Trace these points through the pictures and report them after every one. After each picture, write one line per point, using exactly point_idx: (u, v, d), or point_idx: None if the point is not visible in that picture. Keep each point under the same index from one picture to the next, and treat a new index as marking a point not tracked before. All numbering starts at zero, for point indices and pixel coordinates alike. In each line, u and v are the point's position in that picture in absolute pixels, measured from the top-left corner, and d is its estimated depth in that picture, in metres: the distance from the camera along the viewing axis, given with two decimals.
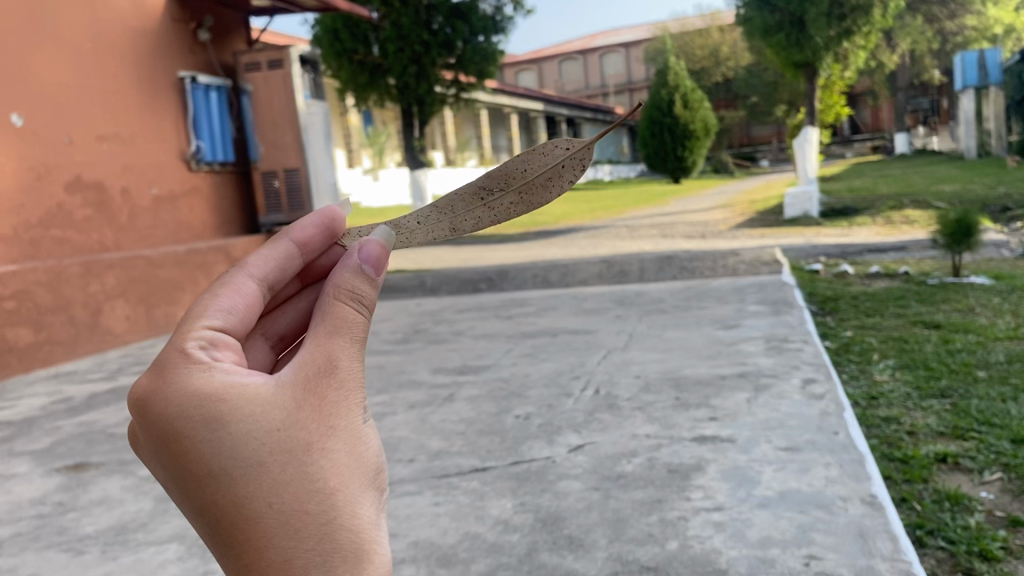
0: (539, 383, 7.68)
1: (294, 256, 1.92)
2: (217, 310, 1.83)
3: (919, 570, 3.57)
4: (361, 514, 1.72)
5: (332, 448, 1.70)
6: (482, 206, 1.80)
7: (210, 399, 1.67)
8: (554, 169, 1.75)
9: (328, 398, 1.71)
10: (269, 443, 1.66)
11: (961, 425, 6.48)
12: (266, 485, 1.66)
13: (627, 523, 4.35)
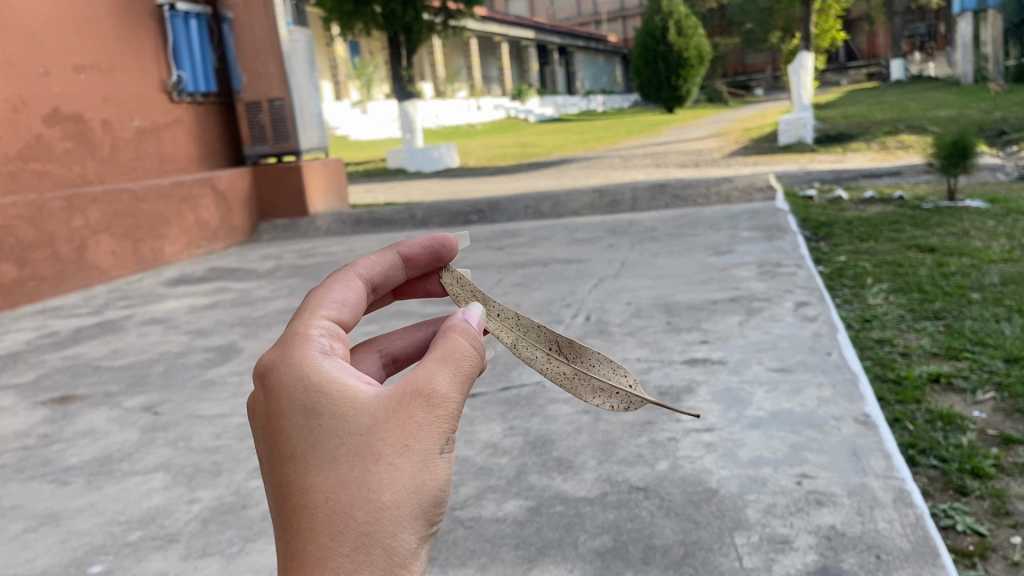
0: (529, 310, 7.59)
1: (401, 268, 1.91)
2: (332, 302, 1.73)
3: (911, 488, 3.51)
4: (408, 547, 1.40)
5: (400, 464, 1.43)
6: (542, 351, 1.91)
7: (312, 385, 1.53)
8: (610, 388, 1.87)
9: (418, 415, 1.47)
10: (350, 443, 1.45)
11: (954, 346, 6.44)
12: (328, 483, 1.42)
13: (616, 444, 4.29)
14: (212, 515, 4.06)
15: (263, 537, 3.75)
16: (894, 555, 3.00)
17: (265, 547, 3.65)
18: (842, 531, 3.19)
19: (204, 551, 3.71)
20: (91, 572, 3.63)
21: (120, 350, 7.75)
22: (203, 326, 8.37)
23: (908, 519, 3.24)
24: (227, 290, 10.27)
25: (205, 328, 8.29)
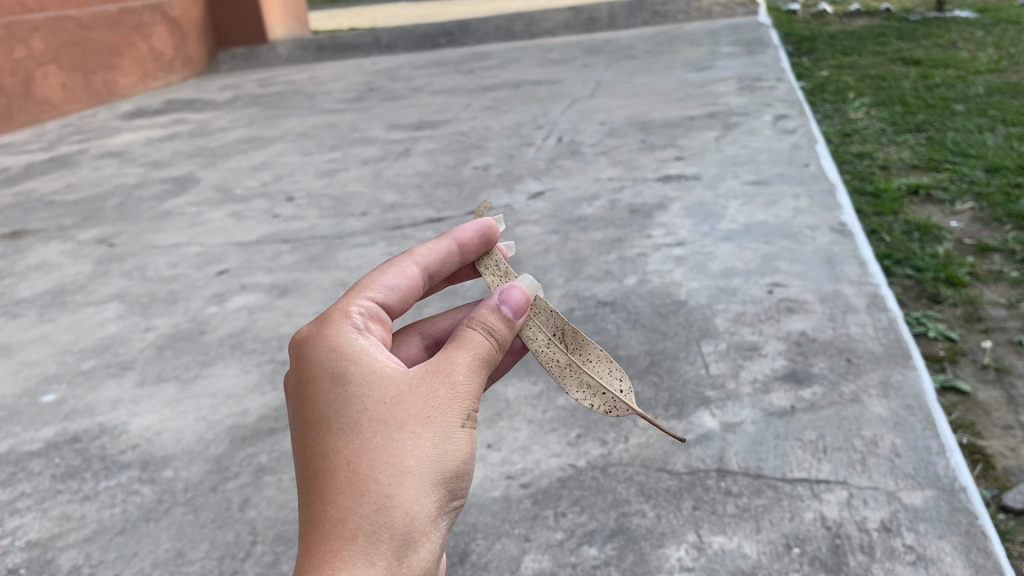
0: (498, 132, 7.25)
1: (454, 254, 2.15)
2: (385, 291, 2.00)
3: (885, 293, 3.40)
4: (421, 509, 1.61)
5: (420, 433, 1.64)
6: (549, 338, 2.01)
7: (344, 365, 1.75)
8: (596, 386, 2.00)
9: (438, 396, 1.69)
10: (377, 415, 1.66)
11: (935, 158, 6.24)
12: (355, 451, 1.61)
13: (584, 263, 4.13)
14: (168, 343, 3.92)
15: (220, 362, 3.63)
16: (865, 359, 2.91)
17: (222, 372, 3.54)
18: (812, 337, 3.10)
19: (159, 377, 3.59)
20: (44, 402, 3.52)
21: (73, 184, 7.42)
22: (160, 158, 8.01)
23: (881, 323, 3.14)
24: (185, 122, 9.81)
25: (162, 160, 7.93)
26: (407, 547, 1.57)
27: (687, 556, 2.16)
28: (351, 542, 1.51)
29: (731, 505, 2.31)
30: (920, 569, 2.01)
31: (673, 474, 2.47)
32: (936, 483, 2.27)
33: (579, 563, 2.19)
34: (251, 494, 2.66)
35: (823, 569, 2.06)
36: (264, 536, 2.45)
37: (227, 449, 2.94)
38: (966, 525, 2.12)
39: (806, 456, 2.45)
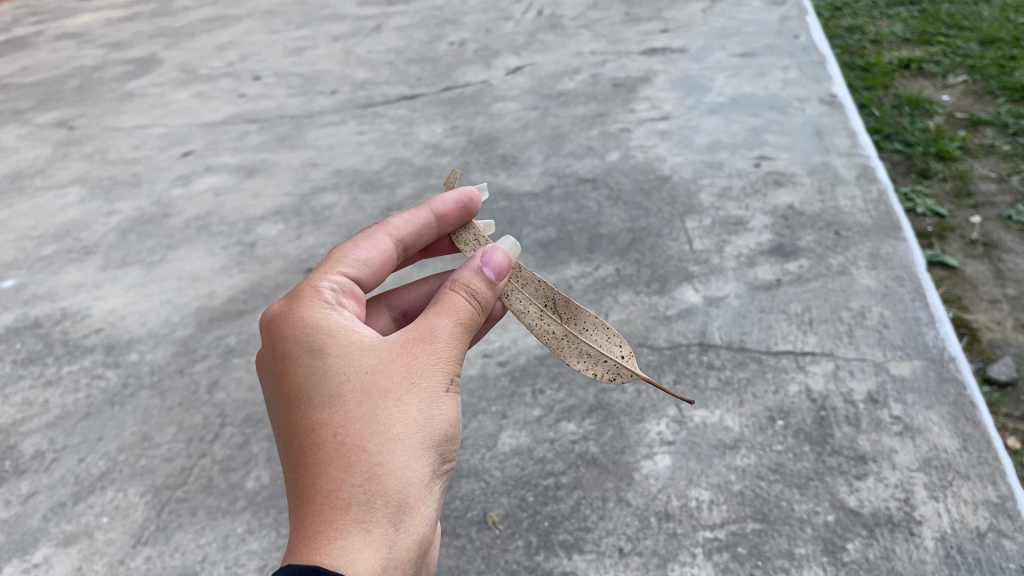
0: (476, 6, 6.89)
1: (432, 226, 1.86)
2: (355, 264, 1.73)
3: (875, 164, 3.28)
4: (416, 482, 1.34)
5: (407, 399, 1.38)
6: (539, 309, 1.68)
7: (317, 335, 1.49)
8: (597, 353, 1.63)
9: (425, 356, 1.43)
10: (359, 383, 1.40)
11: (929, 31, 5.99)
12: (339, 423, 1.35)
13: (565, 139, 3.95)
14: (131, 226, 3.76)
15: (186, 245, 3.49)
16: (854, 232, 2.80)
17: (189, 255, 3.40)
18: (800, 210, 2.99)
19: (123, 262, 3.45)
20: (4, 287, 3.39)
21: (29, 67, 7.08)
22: (120, 39, 7.61)
23: (870, 196, 3.02)
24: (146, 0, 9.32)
25: (123, 40, 7.55)
26: (407, 522, 1.31)
27: (668, 431, 2.10)
28: (345, 519, 1.26)
29: (713, 378, 2.24)
30: (907, 439, 1.96)
31: (654, 349, 2.39)
32: (925, 354, 2.21)
33: (557, 439, 2.13)
34: (219, 377, 2.57)
35: (807, 440, 2.00)
36: (233, 418, 2.36)
37: (194, 333, 2.84)
38: (954, 395, 2.06)
39: (791, 329, 2.37)
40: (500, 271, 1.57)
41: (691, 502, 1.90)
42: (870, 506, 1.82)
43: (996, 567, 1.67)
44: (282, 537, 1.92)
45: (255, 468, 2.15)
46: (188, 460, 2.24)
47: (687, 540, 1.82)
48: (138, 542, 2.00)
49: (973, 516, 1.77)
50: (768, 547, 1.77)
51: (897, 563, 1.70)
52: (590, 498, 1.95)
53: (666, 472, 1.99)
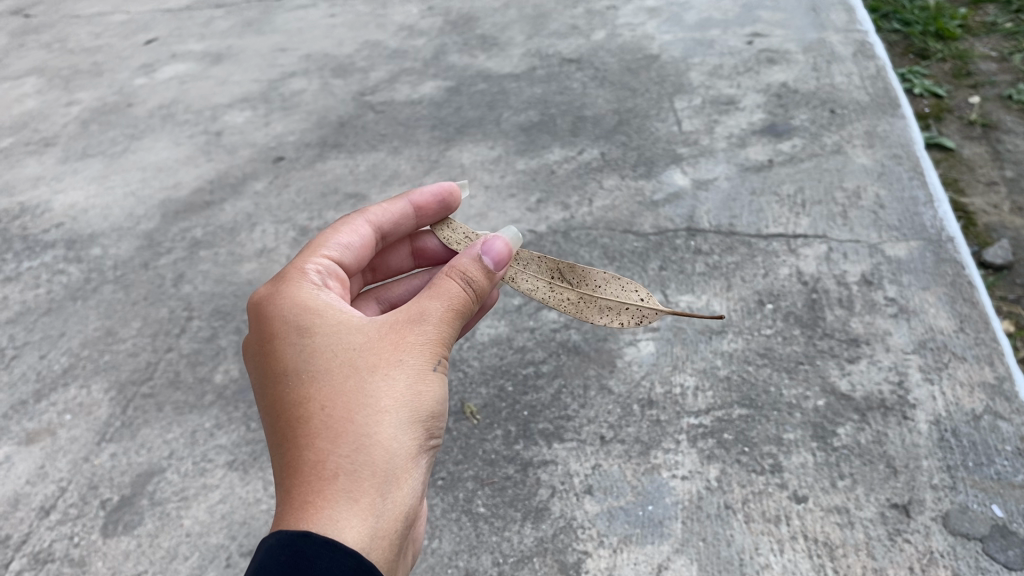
0: None
1: (410, 218, 1.58)
2: (338, 247, 1.48)
3: (873, 40, 3.10)
4: (409, 460, 1.17)
5: (396, 375, 1.18)
6: (545, 282, 1.48)
7: (299, 303, 1.28)
8: (619, 305, 1.43)
9: (418, 323, 1.23)
10: (345, 352, 1.20)
11: None
12: (321, 397, 1.16)
13: (547, 18, 3.73)
14: (92, 117, 3.57)
15: (150, 136, 3.32)
16: (850, 109, 2.66)
17: (153, 145, 3.24)
18: (794, 88, 2.83)
19: (84, 153, 3.29)
20: None
21: None
22: None
23: (868, 72, 2.87)
24: None
25: None
26: (398, 502, 1.14)
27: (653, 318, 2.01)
28: (329, 495, 1.09)
29: (701, 263, 2.14)
30: (902, 321, 1.88)
31: (640, 236, 2.28)
32: (922, 234, 2.11)
33: (538, 328, 2.04)
34: (186, 270, 2.46)
35: (798, 324, 1.92)
36: (201, 312, 2.27)
37: (159, 225, 2.70)
38: (951, 276, 1.97)
39: (782, 210, 2.27)
40: (508, 245, 1.31)
41: (676, 389, 1.83)
42: (862, 390, 1.75)
43: (992, 450, 1.61)
44: (253, 431, 1.84)
45: (224, 362, 2.07)
46: (153, 355, 2.14)
47: (671, 427, 1.75)
48: (102, 439, 1.90)
49: (969, 398, 1.70)
50: (755, 433, 1.71)
51: (890, 447, 1.64)
52: (571, 387, 1.88)
53: (650, 359, 1.91)
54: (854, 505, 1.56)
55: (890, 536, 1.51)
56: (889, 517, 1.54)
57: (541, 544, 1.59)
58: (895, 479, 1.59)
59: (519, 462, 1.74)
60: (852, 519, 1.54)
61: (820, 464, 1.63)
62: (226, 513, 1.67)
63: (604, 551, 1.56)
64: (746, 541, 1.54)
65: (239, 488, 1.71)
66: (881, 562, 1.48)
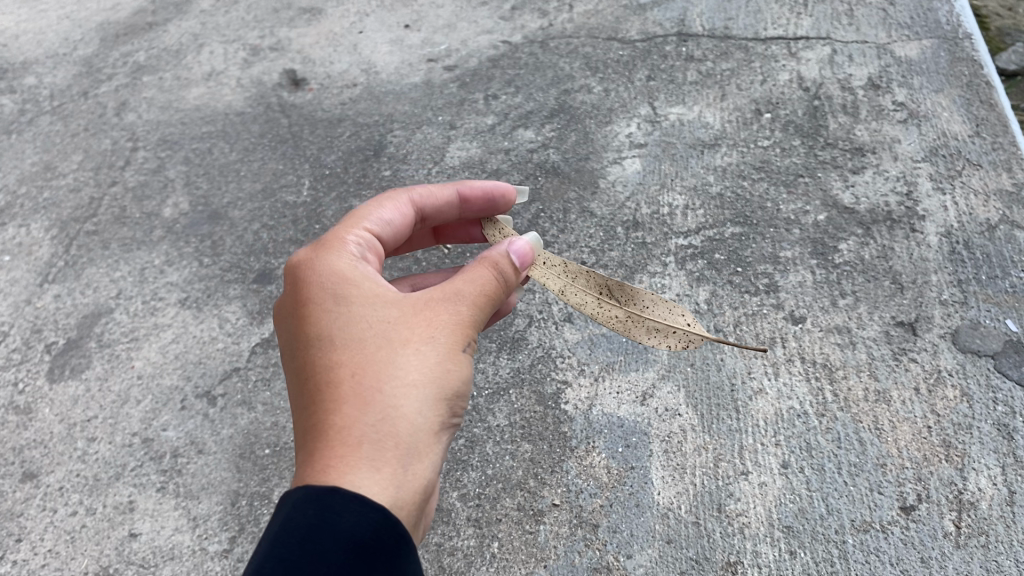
0: None
1: (453, 211, 1.16)
2: (379, 223, 1.08)
3: None
4: (434, 448, 0.86)
5: (428, 355, 0.88)
6: (581, 288, 1.06)
7: (323, 257, 0.97)
8: (666, 329, 1.01)
9: (459, 295, 0.93)
10: (373, 317, 0.91)
11: None
12: (345, 367, 0.87)
13: None
14: None
15: None
16: None
17: None
18: None
19: None
20: None
21: None
22: None
23: None
24: None
25: None
26: (423, 493, 0.85)
27: (639, 133, 1.84)
28: (349, 466, 0.80)
29: (692, 72, 1.94)
30: (912, 128, 1.72)
31: (625, 43, 2.06)
32: (936, 33, 1.90)
33: (513, 149, 1.86)
34: (129, 98, 2.24)
35: (798, 134, 1.76)
36: (147, 143, 2.08)
37: (98, 50, 2.46)
38: (968, 77, 1.79)
39: (782, 12, 2.05)
40: (530, 247, 1.02)
41: (664, 208, 1.68)
42: (867, 202, 1.61)
43: (1007, 263, 1.48)
44: (206, 268, 1.70)
45: (173, 196, 1.90)
46: (97, 189, 1.97)
47: (657, 250, 1.61)
48: (44, 280, 1.76)
49: (983, 208, 1.56)
50: (749, 252, 1.57)
51: (896, 263, 1.51)
52: (549, 211, 1.72)
53: (636, 178, 1.75)
54: (856, 325, 1.45)
55: (894, 355, 1.40)
56: (894, 336, 1.43)
57: (517, 375, 1.48)
58: (901, 296, 1.47)
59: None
60: (854, 340, 1.43)
61: (820, 282, 1.51)
62: (180, 352, 1.55)
63: (585, 381, 1.46)
64: (737, 365, 1.44)
65: (193, 327, 1.59)
66: (884, 383, 1.38)
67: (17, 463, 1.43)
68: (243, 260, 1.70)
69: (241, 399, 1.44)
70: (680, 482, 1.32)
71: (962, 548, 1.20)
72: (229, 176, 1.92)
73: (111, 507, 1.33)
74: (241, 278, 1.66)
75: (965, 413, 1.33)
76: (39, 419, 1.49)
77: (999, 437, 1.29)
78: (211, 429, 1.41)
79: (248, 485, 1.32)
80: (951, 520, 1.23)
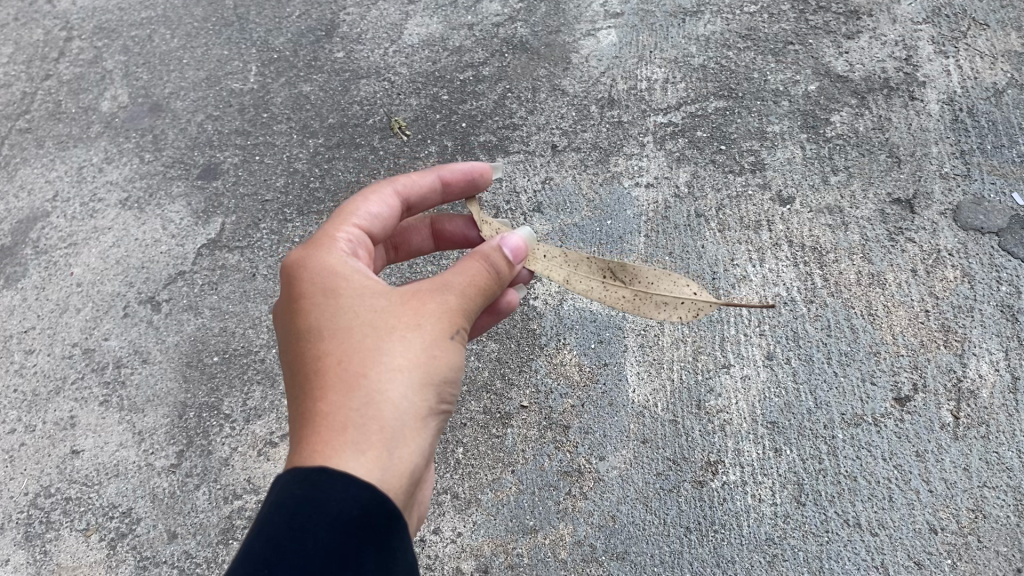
0: None
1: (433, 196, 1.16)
2: (367, 216, 1.09)
3: None
4: (420, 430, 0.89)
5: (415, 342, 0.90)
6: (590, 275, 1.13)
7: (312, 254, 0.99)
8: (673, 300, 1.07)
9: (445, 285, 0.94)
10: (360, 307, 0.93)
11: None
12: (333, 356, 0.89)
13: None
14: None
15: None
16: None
17: None
18: None
19: None
20: None
21: None
22: None
23: None
24: None
25: None
26: (412, 476, 0.87)
27: (614, 35, 1.91)
28: (336, 452, 0.82)
29: None
30: None
31: None
32: None
33: (478, 24, 1.98)
34: (81, 11, 2.23)
35: None
36: (109, 47, 2.11)
37: None
38: None
39: None
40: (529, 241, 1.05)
41: (642, 83, 1.80)
42: (862, 70, 1.74)
43: (1013, 130, 1.60)
44: (178, 194, 1.79)
45: (139, 121, 1.94)
46: (30, 83, 2.08)
47: (634, 129, 1.73)
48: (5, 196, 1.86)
49: (989, 73, 1.69)
50: (733, 130, 1.69)
51: (892, 135, 1.63)
52: (517, 91, 1.84)
53: (611, 52, 1.87)
54: (849, 205, 1.56)
55: (890, 236, 1.51)
56: (891, 215, 1.53)
57: None
58: (898, 171, 1.58)
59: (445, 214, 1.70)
60: (845, 220, 1.54)
61: (810, 158, 1.63)
62: (121, 257, 1.71)
63: None
64: (720, 252, 1.53)
65: (134, 229, 1.75)
66: (878, 266, 1.48)
67: (14, 394, 1.56)
68: (186, 155, 1.85)
69: (187, 304, 1.62)
70: (656, 380, 1.43)
71: (960, 440, 1.30)
72: (169, 65, 2.04)
73: (51, 424, 1.51)
74: (184, 175, 1.82)
75: (966, 295, 1.43)
76: (35, 358, 1.60)
77: (1003, 320, 1.40)
78: (153, 339, 1.58)
79: (196, 396, 1.49)
80: (948, 409, 1.33)
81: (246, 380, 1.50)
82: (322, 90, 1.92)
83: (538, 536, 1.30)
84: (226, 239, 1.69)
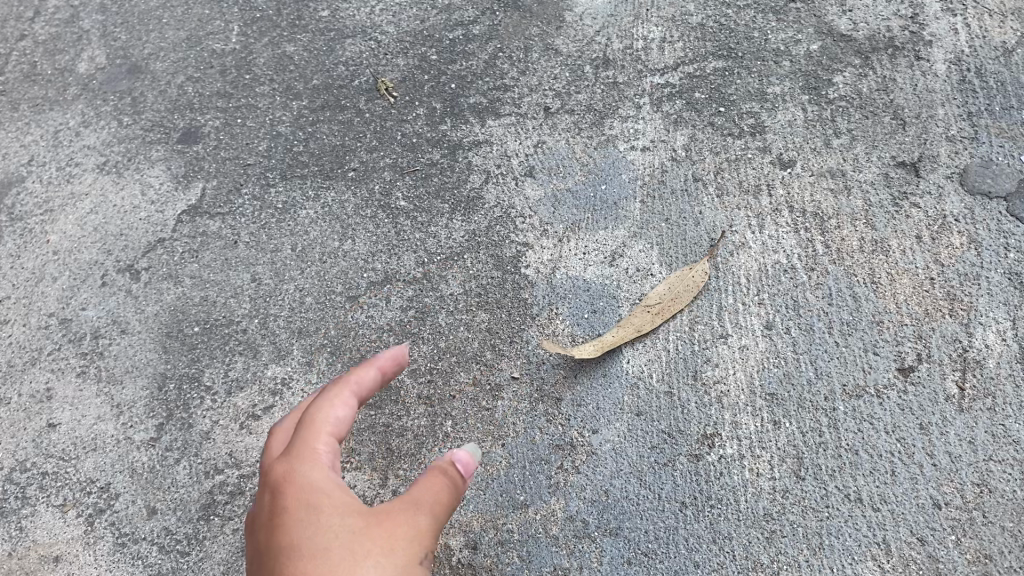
0: None
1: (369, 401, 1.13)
2: (329, 426, 1.08)
3: None
4: None
5: (389, 566, 0.93)
6: None
7: (294, 471, 1.02)
8: None
9: (417, 506, 0.99)
10: (337, 524, 0.97)
11: None
12: (316, 572, 0.92)
13: None
14: None
15: None
16: None
17: None
18: None
19: None
20: None
21: None
22: None
23: None
24: None
25: None
26: None
27: None
28: None
29: None
30: None
31: None
32: None
33: None
34: None
35: None
36: (86, 7, 2.05)
37: None
38: None
39: None
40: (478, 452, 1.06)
41: (638, 43, 1.75)
42: (866, 29, 1.69)
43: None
44: (157, 159, 1.73)
45: (116, 83, 1.88)
46: (4, 44, 2.01)
47: (630, 91, 1.68)
48: None
49: (998, 32, 1.64)
50: (731, 91, 1.64)
51: (898, 96, 1.59)
52: (509, 51, 1.79)
53: (606, 10, 1.82)
54: (851, 168, 1.51)
55: (895, 202, 1.47)
56: (896, 180, 1.49)
57: (472, 239, 1.55)
58: (904, 133, 1.54)
59: (431, 173, 1.64)
60: (849, 185, 1.50)
61: (811, 120, 1.58)
62: (99, 224, 1.66)
63: (548, 243, 1.53)
64: (718, 218, 1.50)
65: (112, 195, 1.70)
66: (882, 232, 1.44)
67: None
68: (166, 118, 1.80)
69: (167, 273, 1.58)
70: (652, 350, 1.40)
71: (966, 413, 1.27)
72: (148, 24, 1.98)
73: (27, 396, 1.48)
74: (164, 139, 1.76)
75: (972, 262, 1.39)
76: (9, 329, 1.56)
77: (1011, 288, 1.36)
78: (132, 309, 1.54)
79: (176, 367, 1.47)
80: (953, 380, 1.30)
81: (227, 351, 1.47)
82: (307, 50, 1.87)
83: (529, 512, 1.28)
84: (206, 206, 1.65)
